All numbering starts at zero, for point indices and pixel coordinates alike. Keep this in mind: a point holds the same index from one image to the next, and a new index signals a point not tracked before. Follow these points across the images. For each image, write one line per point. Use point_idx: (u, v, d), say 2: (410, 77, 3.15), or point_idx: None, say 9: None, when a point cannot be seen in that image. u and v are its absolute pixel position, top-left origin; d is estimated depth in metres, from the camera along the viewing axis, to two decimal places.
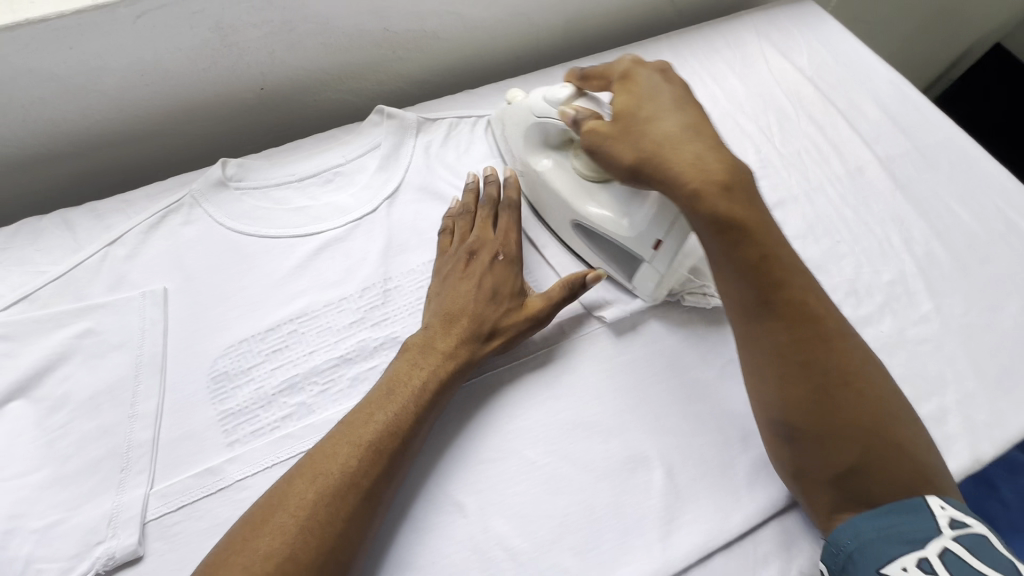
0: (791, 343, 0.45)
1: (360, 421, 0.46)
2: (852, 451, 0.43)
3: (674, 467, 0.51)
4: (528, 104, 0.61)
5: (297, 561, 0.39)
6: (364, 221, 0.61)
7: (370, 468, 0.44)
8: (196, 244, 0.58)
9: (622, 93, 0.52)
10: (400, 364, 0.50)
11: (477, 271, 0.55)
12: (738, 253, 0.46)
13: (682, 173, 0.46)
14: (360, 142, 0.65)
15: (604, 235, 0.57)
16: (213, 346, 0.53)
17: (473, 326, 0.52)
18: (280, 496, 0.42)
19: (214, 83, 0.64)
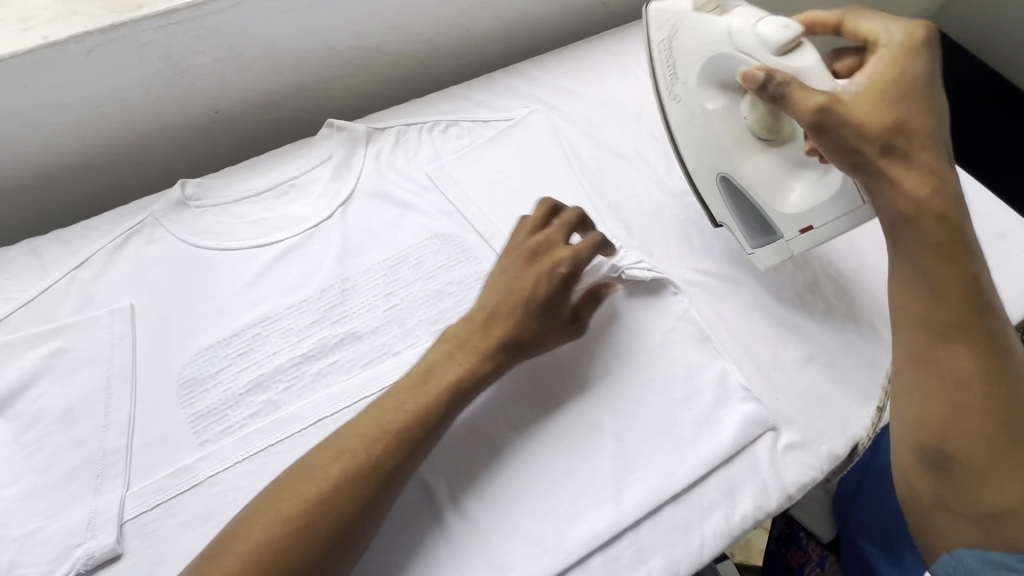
0: (974, 367, 0.43)
1: (389, 409, 0.49)
2: (1013, 493, 0.41)
3: (622, 430, 0.55)
4: (721, 31, 0.53)
5: (312, 529, 0.43)
6: (320, 228, 0.64)
7: (395, 452, 0.47)
8: (160, 261, 0.61)
9: (895, 63, 0.47)
10: (435, 357, 0.52)
11: (536, 272, 0.56)
12: (935, 272, 0.45)
13: (939, 177, 0.46)
14: (312, 155, 0.69)
15: (747, 198, 0.60)
16: (181, 354, 0.56)
17: (506, 331, 0.54)
18: (304, 469, 0.45)
19: (169, 110, 0.67)
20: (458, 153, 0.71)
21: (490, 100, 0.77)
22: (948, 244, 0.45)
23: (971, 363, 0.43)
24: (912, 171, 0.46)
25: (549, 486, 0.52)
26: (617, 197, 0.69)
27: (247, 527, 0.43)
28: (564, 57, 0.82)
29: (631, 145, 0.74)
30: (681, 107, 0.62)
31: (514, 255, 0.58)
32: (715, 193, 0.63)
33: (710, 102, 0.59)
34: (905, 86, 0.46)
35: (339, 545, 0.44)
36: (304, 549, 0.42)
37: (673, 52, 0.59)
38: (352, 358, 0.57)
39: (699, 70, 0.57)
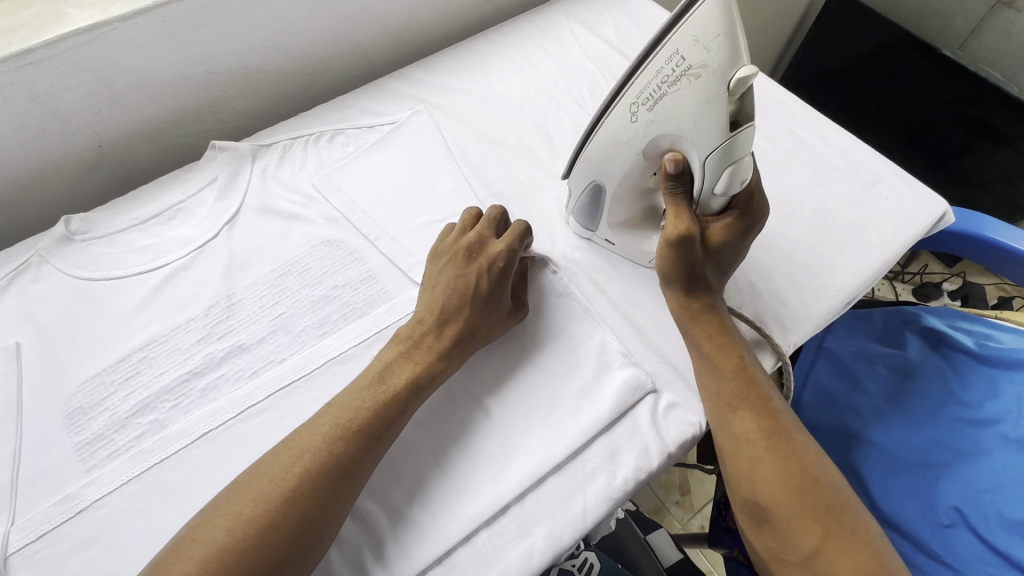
0: (761, 431, 0.50)
1: (348, 406, 0.51)
2: (813, 532, 0.46)
3: (506, 407, 0.56)
4: (713, 152, 0.44)
5: (274, 526, 0.44)
6: (206, 248, 0.65)
7: (357, 448, 0.49)
8: (45, 297, 0.62)
9: (727, 231, 0.53)
10: (391, 355, 0.54)
11: (474, 271, 0.58)
12: (718, 363, 0.54)
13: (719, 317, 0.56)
14: (197, 178, 0.70)
15: (596, 204, 0.58)
16: (68, 385, 0.57)
17: (459, 330, 0.56)
18: (264, 470, 0.47)
19: (50, 149, 0.68)
20: (343, 161, 0.72)
21: (376, 106, 0.78)
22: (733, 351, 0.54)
23: (755, 426, 0.50)
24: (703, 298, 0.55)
25: (435, 471, 0.53)
26: (501, 186, 0.71)
27: (199, 538, 0.43)
28: (449, 57, 0.84)
29: (514, 134, 0.76)
30: (630, 125, 0.48)
31: (453, 256, 0.60)
32: (580, 175, 0.57)
33: (657, 146, 0.48)
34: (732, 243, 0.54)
35: (301, 544, 0.44)
36: (265, 550, 0.43)
37: (664, 92, 0.44)
38: (239, 368, 0.58)
39: (674, 134, 0.46)
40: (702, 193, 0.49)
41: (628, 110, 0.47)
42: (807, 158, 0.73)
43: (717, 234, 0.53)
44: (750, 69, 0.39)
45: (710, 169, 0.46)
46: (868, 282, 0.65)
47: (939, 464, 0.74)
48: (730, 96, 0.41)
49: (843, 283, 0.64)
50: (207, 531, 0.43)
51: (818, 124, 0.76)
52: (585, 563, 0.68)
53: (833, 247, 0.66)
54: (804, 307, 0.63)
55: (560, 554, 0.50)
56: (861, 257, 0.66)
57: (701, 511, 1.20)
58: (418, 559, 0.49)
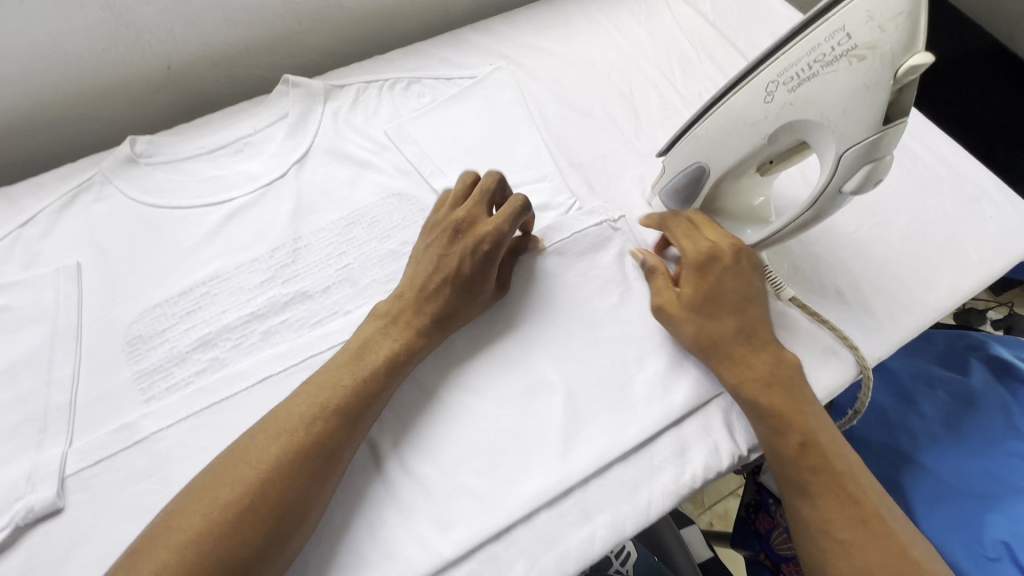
0: (833, 510, 0.46)
1: (326, 382, 0.48)
2: None
3: (572, 388, 0.54)
4: (856, 142, 0.40)
5: (253, 509, 0.42)
6: (273, 186, 0.63)
7: (336, 427, 0.46)
8: (108, 219, 0.60)
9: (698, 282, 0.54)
10: (368, 332, 0.52)
11: (461, 249, 0.54)
12: (775, 433, 0.50)
13: (762, 384, 0.51)
14: (268, 113, 0.67)
15: (691, 187, 0.55)
16: (127, 312, 0.55)
17: (437, 306, 0.53)
18: (242, 452, 0.44)
19: (117, 66, 0.65)
20: (417, 112, 0.69)
21: (455, 58, 0.74)
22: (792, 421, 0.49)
23: (822, 500, 0.46)
24: (737, 368, 0.52)
25: (496, 446, 0.51)
26: (582, 156, 0.68)
27: (183, 519, 0.41)
28: (533, 15, 0.79)
29: (598, 104, 0.72)
30: (763, 105, 0.44)
31: (440, 221, 0.56)
32: (683, 155, 0.53)
33: (787, 131, 0.44)
34: (702, 299, 0.53)
35: (287, 524, 0.42)
36: (247, 532, 0.41)
37: (817, 70, 0.40)
38: (302, 315, 0.56)
39: (814, 119, 0.41)
40: (825, 191, 0.44)
41: (765, 87, 0.43)
42: (908, 165, 0.68)
43: (686, 295, 0.54)
44: (926, 56, 0.36)
45: (848, 163, 0.41)
46: (961, 302, 0.61)
47: (990, 496, 0.70)
48: (893, 83, 0.37)
49: (936, 301, 0.60)
50: (185, 516, 0.41)
51: (923, 129, 0.71)
52: (624, 551, 0.69)
53: (928, 261, 0.63)
54: (896, 320, 0.59)
55: (621, 544, 0.49)
56: (958, 275, 0.62)
57: (712, 509, 1.19)
58: (477, 531, 0.48)
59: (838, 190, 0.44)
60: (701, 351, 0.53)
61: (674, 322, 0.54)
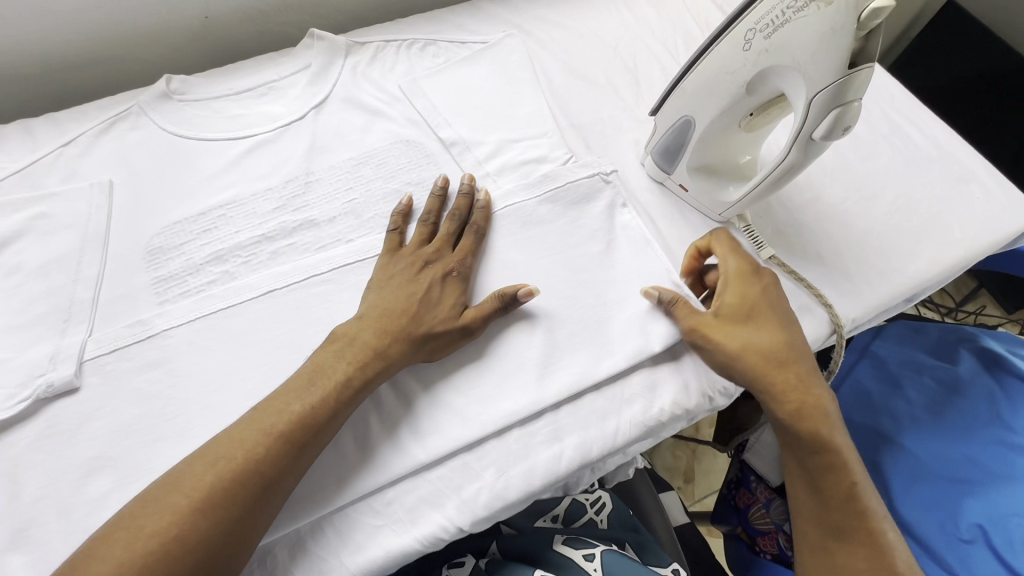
0: (840, 516, 0.51)
1: (271, 410, 0.46)
2: None
3: (553, 322, 0.57)
4: (824, 85, 0.43)
5: (182, 540, 0.40)
6: (292, 126, 0.68)
7: (277, 455, 0.45)
8: (140, 145, 0.65)
9: (738, 294, 0.55)
10: (324, 356, 0.50)
11: (426, 280, 0.55)
12: (803, 445, 0.52)
13: (798, 396, 0.52)
14: (292, 63, 0.72)
15: (679, 142, 0.58)
16: (151, 226, 0.61)
17: (400, 330, 0.52)
18: (175, 481, 0.43)
19: (160, 11, 0.70)
20: (430, 70, 0.73)
21: (471, 25, 0.79)
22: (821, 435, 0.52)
23: (833, 505, 0.51)
24: (790, 392, 0.52)
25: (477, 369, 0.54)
26: (582, 119, 0.71)
27: (109, 547, 0.40)
28: None
29: (602, 73, 0.75)
30: (742, 53, 0.47)
31: (409, 255, 0.57)
32: (672, 110, 0.56)
33: (765, 79, 0.47)
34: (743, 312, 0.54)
35: (220, 554, 0.41)
36: (173, 566, 0.39)
37: (792, 16, 0.43)
38: (307, 240, 0.61)
39: (786, 66, 0.45)
40: (797, 137, 0.47)
41: (746, 36, 0.46)
42: (900, 144, 0.70)
43: (727, 307, 0.55)
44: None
45: (816, 109, 0.45)
46: (941, 275, 0.63)
47: (969, 481, 0.70)
48: (857, 28, 0.40)
49: (915, 271, 0.62)
50: (111, 543, 0.40)
51: (917, 113, 0.73)
52: (598, 500, 0.69)
53: (912, 234, 0.64)
54: (874, 286, 0.61)
55: (587, 464, 0.52)
56: (939, 249, 0.64)
57: (701, 501, 1.18)
58: (451, 440, 0.51)
59: (809, 136, 0.47)
60: (750, 375, 0.53)
61: (715, 346, 0.53)
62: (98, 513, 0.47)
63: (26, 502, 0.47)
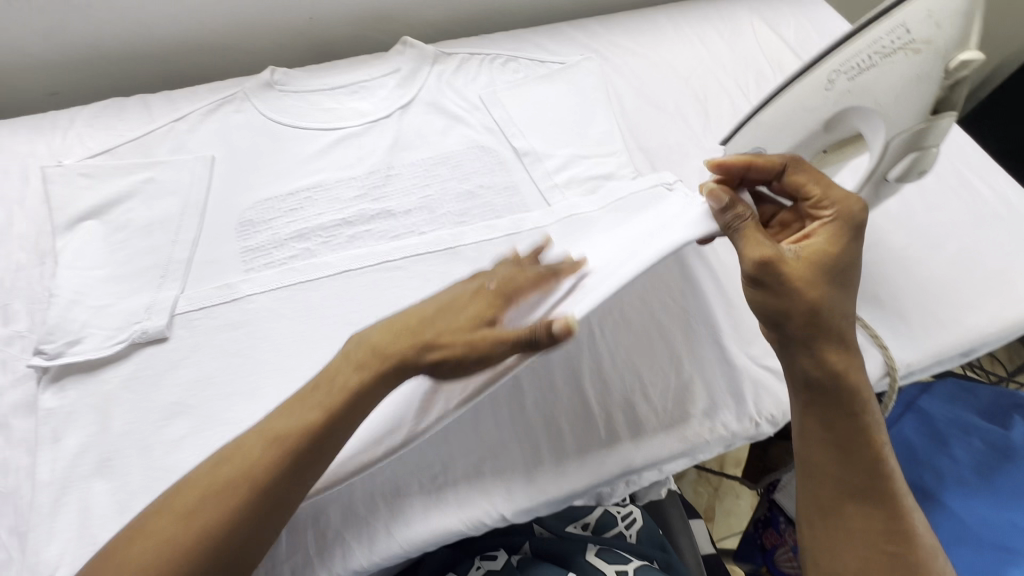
0: (861, 484, 0.50)
1: (328, 384, 0.44)
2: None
3: (599, 330, 0.59)
4: (908, 124, 0.46)
5: (230, 515, 0.40)
6: (378, 123, 0.73)
7: (333, 434, 0.43)
8: (242, 126, 0.71)
9: (828, 241, 0.48)
10: (359, 347, 0.46)
11: (464, 286, 0.48)
12: (836, 406, 0.50)
13: (851, 371, 0.49)
14: (384, 66, 0.78)
15: None
16: (245, 200, 0.66)
17: (411, 336, 0.45)
18: (233, 453, 0.42)
19: (272, 9, 0.77)
20: (510, 84, 0.78)
21: (551, 46, 0.83)
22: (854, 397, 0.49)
23: (856, 472, 0.50)
24: (838, 351, 0.49)
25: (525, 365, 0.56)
26: (651, 144, 0.74)
27: (169, 512, 0.40)
28: (627, 21, 0.88)
29: (673, 102, 0.78)
30: (823, 92, 0.48)
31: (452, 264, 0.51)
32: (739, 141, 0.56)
33: (842, 118, 0.49)
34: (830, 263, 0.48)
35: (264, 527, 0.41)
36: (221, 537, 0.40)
37: (881, 60, 0.45)
38: (383, 228, 0.65)
39: (869, 107, 0.46)
40: (873, 177, 0.50)
41: (829, 73, 0.47)
42: (967, 198, 0.71)
43: (814, 253, 0.48)
44: (976, 52, 0.43)
45: (897, 148, 0.47)
46: (1003, 331, 0.62)
47: (1013, 550, 0.66)
48: (944, 76, 0.45)
49: (975, 324, 0.62)
50: (171, 510, 0.41)
51: (987, 170, 0.73)
52: (628, 515, 0.69)
53: (974, 287, 0.64)
54: (931, 333, 0.61)
55: (630, 471, 0.53)
56: (1001, 305, 0.63)
57: (720, 543, 1.16)
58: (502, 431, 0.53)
59: (884, 176, 0.50)
60: (805, 330, 0.47)
61: (785, 282, 0.46)
62: (176, 454, 0.51)
63: (111, 435, 0.51)
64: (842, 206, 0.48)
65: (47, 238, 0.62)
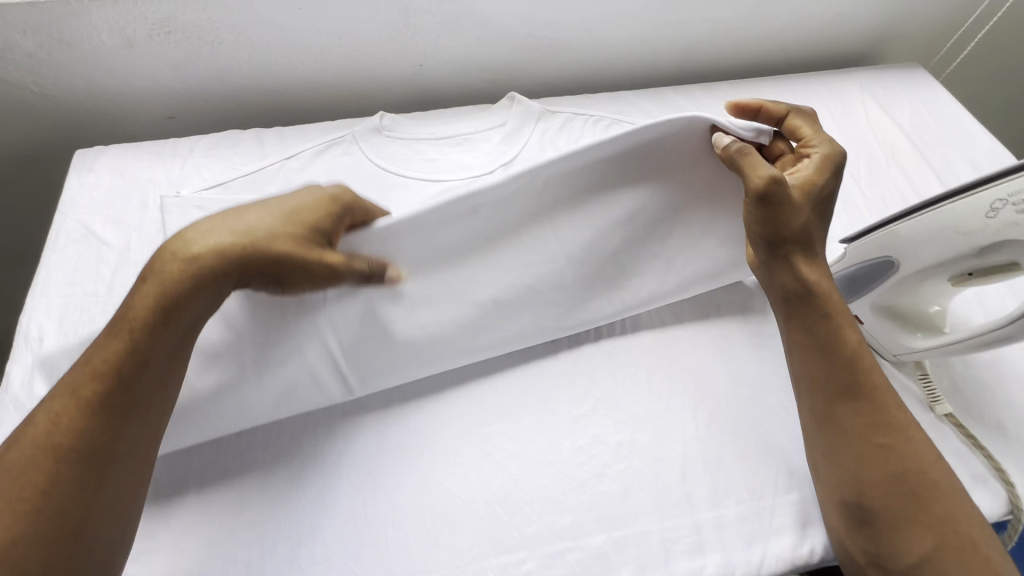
0: (841, 387, 0.49)
1: (129, 310, 0.43)
2: (876, 476, 0.47)
3: (693, 420, 0.57)
4: None
5: (61, 462, 0.39)
6: (481, 179, 0.73)
7: (118, 369, 0.41)
8: (348, 170, 0.72)
9: (812, 170, 0.53)
10: (154, 264, 0.44)
11: (300, 193, 0.49)
12: (813, 305, 0.51)
13: (827, 287, 0.51)
14: (489, 119, 0.78)
15: (869, 280, 0.57)
16: None
17: (254, 232, 0.45)
18: (62, 397, 0.41)
19: (387, 55, 0.78)
20: None
21: (653, 111, 0.82)
22: (824, 296, 0.51)
23: (833, 374, 0.49)
24: (809, 262, 0.52)
25: (582, 425, 0.57)
26: None
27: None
28: (730, 89, 0.86)
29: None
30: (982, 220, 0.48)
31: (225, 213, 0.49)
32: (873, 247, 0.55)
33: (1000, 248, 0.48)
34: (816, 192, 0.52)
35: (100, 472, 0.40)
36: (51, 486, 0.38)
37: None
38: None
39: None
40: None
41: (992, 203, 0.47)
42: None
43: (801, 184, 0.52)
44: None
45: None
46: None
47: None
48: None
49: None
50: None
51: None
52: None
53: None
54: None
55: None
56: None
57: None
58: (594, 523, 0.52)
59: None
60: (795, 239, 0.51)
61: (785, 204, 0.49)
62: (272, 509, 0.52)
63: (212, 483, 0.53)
64: (828, 146, 0.54)
65: None
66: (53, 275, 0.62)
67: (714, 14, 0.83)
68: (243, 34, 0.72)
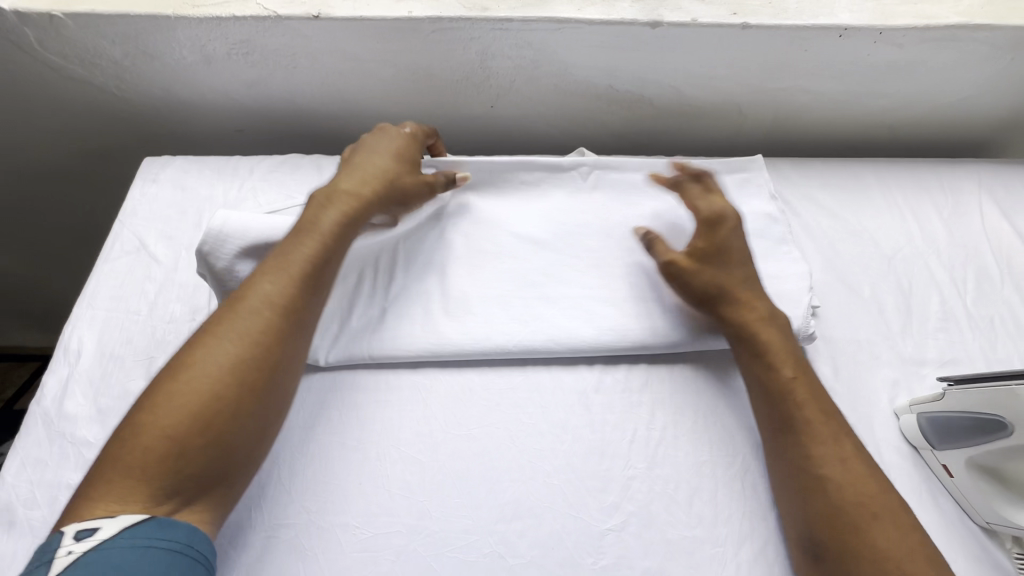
0: (781, 417, 0.52)
1: (297, 248, 0.52)
2: (827, 506, 0.47)
3: (734, 558, 0.51)
4: None
5: (253, 362, 0.46)
6: None
7: (298, 292, 0.50)
8: None
9: (708, 229, 0.59)
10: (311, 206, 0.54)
11: (391, 136, 0.62)
12: (743, 348, 0.55)
13: (755, 328, 0.55)
14: None
15: (975, 430, 0.51)
16: None
17: (370, 167, 0.58)
18: (232, 323, 0.47)
19: (458, 95, 0.75)
20: None
21: None
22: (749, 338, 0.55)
23: (774, 407, 0.52)
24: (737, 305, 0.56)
25: (607, 543, 0.51)
26: (835, 334, 0.63)
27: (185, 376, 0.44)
28: (824, 166, 0.78)
29: (868, 285, 0.67)
30: None
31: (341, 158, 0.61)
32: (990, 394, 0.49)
33: None
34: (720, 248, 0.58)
35: (278, 373, 0.47)
36: (243, 385, 0.45)
37: None
38: (503, 345, 0.58)
39: None
40: None
41: None
42: None
43: (695, 248, 0.59)
44: None
45: None
46: None
47: None
48: None
49: None
50: (178, 386, 0.44)
51: None
52: None
53: None
54: None
55: None
56: None
57: None
58: None
59: None
60: (712, 297, 0.57)
61: (692, 271, 0.58)
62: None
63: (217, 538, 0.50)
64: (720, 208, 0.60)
65: (203, 294, 0.63)
66: (102, 287, 0.63)
67: (819, 85, 0.75)
68: (317, 61, 0.71)
